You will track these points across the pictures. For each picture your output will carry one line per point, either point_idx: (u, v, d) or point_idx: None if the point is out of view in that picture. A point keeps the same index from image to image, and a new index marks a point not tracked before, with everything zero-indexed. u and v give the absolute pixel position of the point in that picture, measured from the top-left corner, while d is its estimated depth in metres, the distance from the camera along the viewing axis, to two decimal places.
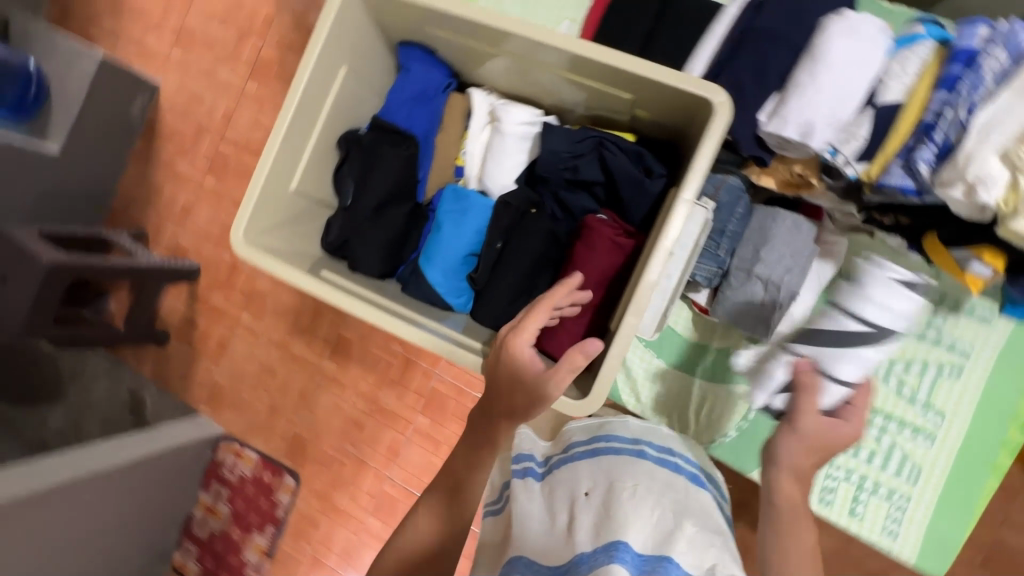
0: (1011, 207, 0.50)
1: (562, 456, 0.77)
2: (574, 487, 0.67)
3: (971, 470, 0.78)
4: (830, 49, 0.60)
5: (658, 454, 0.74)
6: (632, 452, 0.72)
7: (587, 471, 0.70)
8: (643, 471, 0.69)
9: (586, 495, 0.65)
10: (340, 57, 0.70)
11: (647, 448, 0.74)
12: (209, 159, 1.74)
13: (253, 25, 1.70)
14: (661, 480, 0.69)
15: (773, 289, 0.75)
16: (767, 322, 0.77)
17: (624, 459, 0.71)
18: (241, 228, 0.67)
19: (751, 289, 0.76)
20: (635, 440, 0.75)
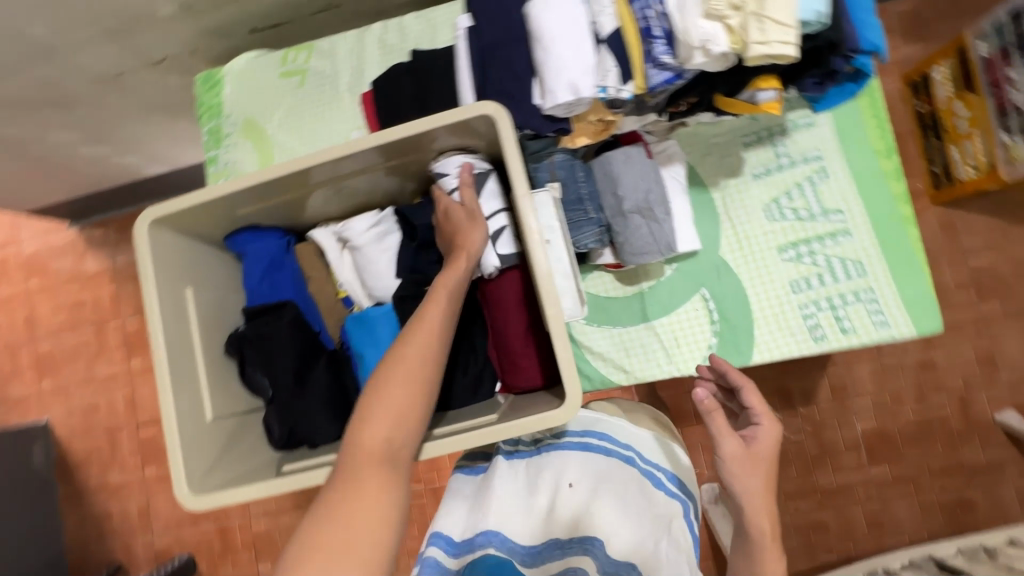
0: (740, 43, 0.59)
1: (549, 443, 0.78)
2: (561, 474, 0.74)
3: (894, 234, 0.86)
4: (544, 24, 0.69)
5: (647, 466, 0.76)
6: (623, 457, 0.76)
7: (580, 465, 0.74)
8: (632, 481, 0.73)
9: (570, 486, 0.72)
10: (181, 284, 0.71)
11: (636, 456, 0.77)
12: (137, 453, 1.66)
13: (103, 312, 1.69)
14: (649, 493, 0.73)
15: (649, 208, 0.81)
16: (665, 234, 0.82)
17: (616, 464, 0.75)
18: (184, 486, 0.65)
19: (636, 219, 0.81)
20: (625, 443, 0.78)
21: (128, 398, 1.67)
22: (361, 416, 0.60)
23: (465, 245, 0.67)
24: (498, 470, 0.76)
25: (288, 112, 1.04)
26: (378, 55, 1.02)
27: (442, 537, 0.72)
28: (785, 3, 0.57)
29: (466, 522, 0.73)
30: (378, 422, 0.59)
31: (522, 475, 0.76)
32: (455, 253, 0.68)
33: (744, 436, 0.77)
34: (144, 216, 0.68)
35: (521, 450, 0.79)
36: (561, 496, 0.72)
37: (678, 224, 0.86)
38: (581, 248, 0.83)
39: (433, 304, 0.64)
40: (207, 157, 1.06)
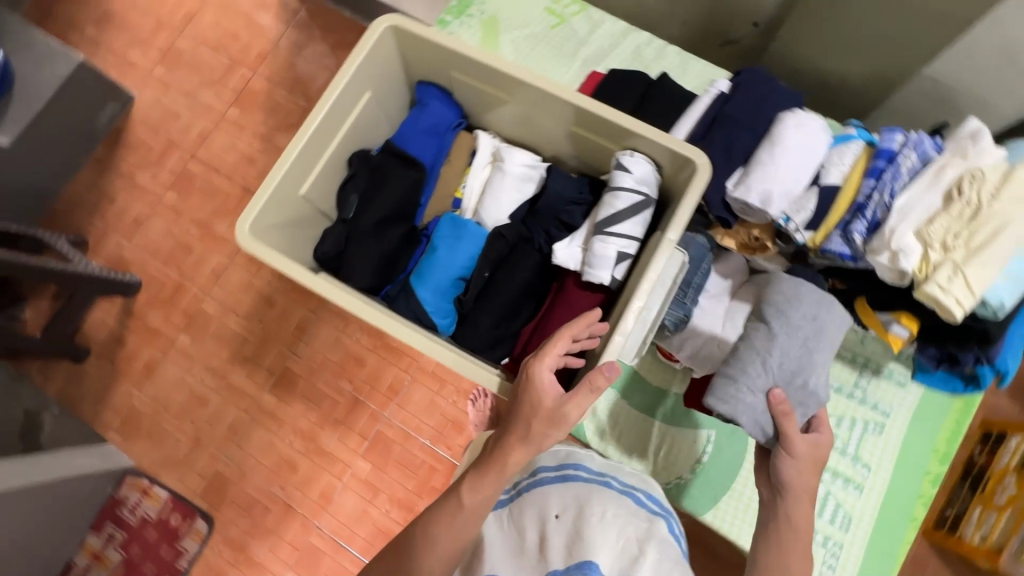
0: (924, 273, 0.62)
1: (528, 480, 0.82)
2: (545, 508, 0.74)
3: (894, 521, 0.86)
4: (785, 137, 0.73)
5: (623, 486, 0.78)
6: (599, 482, 0.77)
7: (558, 494, 0.76)
8: (611, 501, 0.74)
9: (555, 518, 0.72)
10: (367, 83, 0.77)
11: (612, 480, 0.78)
12: (174, 174, 1.78)
13: (245, 58, 1.83)
14: (626, 508, 0.74)
15: (813, 403, 0.70)
16: (773, 437, 0.68)
17: (589, 486, 0.76)
18: (248, 221, 0.69)
19: (748, 419, 0.68)
20: (600, 471, 0.80)
21: (203, 131, 1.79)
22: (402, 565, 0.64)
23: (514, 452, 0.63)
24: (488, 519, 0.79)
25: (525, 37, 1.10)
26: (625, 56, 1.08)
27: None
28: (983, 276, 0.60)
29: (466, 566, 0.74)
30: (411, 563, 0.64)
31: (509, 521, 0.77)
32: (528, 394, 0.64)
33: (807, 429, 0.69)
34: (392, 16, 0.74)
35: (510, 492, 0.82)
36: (546, 527, 0.72)
37: None
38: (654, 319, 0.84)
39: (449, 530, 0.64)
40: (441, 18, 1.13)
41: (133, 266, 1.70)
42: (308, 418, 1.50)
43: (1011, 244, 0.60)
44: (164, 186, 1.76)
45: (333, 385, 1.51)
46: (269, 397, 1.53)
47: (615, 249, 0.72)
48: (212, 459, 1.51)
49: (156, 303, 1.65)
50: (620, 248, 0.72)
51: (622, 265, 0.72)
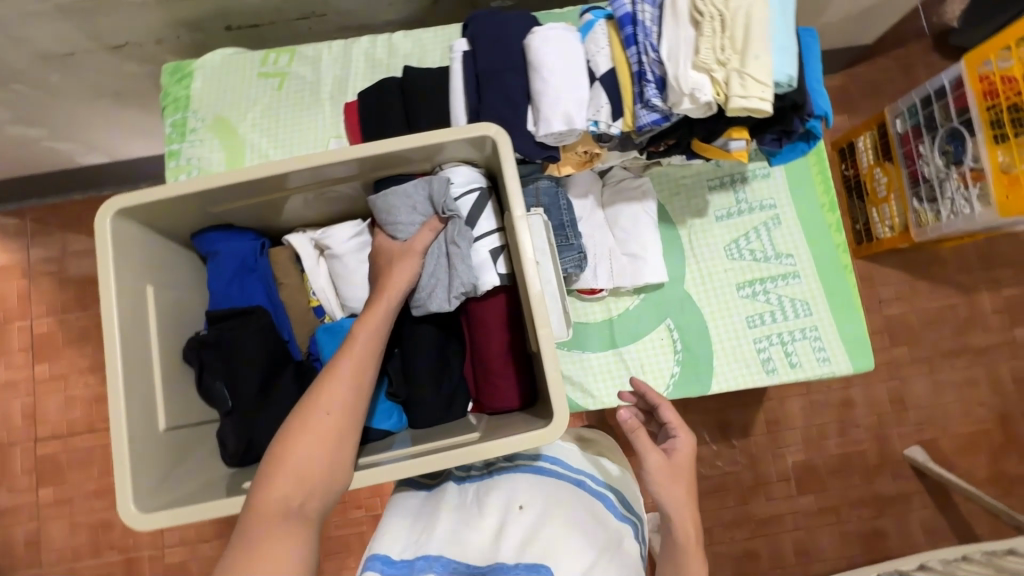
0: (723, 95, 0.65)
1: (503, 465, 0.79)
2: (512, 498, 0.71)
3: (835, 279, 0.95)
4: (543, 58, 0.72)
5: (595, 486, 0.82)
6: (573, 480, 0.79)
7: (533, 486, 0.74)
8: (584, 505, 0.75)
9: (520, 509, 0.70)
10: (140, 280, 0.66)
11: (586, 480, 0.81)
12: (31, 470, 1.51)
13: (7, 312, 1.55)
14: (594, 512, 0.75)
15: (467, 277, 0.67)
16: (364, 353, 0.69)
17: (566, 485, 0.77)
18: (129, 503, 0.59)
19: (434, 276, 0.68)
20: (577, 468, 0.83)
21: (26, 409, 1.52)
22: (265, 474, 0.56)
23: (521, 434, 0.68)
24: (448, 493, 0.77)
25: (262, 113, 1.01)
26: (364, 68, 1.01)
27: (379, 558, 0.65)
28: (763, 66, 0.63)
29: (409, 543, 0.68)
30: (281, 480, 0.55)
31: (473, 500, 0.75)
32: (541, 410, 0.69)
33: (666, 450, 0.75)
34: (109, 203, 0.62)
35: (474, 476, 0.80)
36: (507, 515, 0.69)
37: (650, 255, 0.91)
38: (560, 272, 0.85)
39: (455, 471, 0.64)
40: (168, 150, 1.00)
41: None
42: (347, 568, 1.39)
43: (763, 26, 0.64)
44: (30, 489, 1.49)
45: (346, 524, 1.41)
46: None
47: (487, 249, 0.69)
48: None
49: None
50: (490, 246, 0.69)
51: (501, 260, 0.70)
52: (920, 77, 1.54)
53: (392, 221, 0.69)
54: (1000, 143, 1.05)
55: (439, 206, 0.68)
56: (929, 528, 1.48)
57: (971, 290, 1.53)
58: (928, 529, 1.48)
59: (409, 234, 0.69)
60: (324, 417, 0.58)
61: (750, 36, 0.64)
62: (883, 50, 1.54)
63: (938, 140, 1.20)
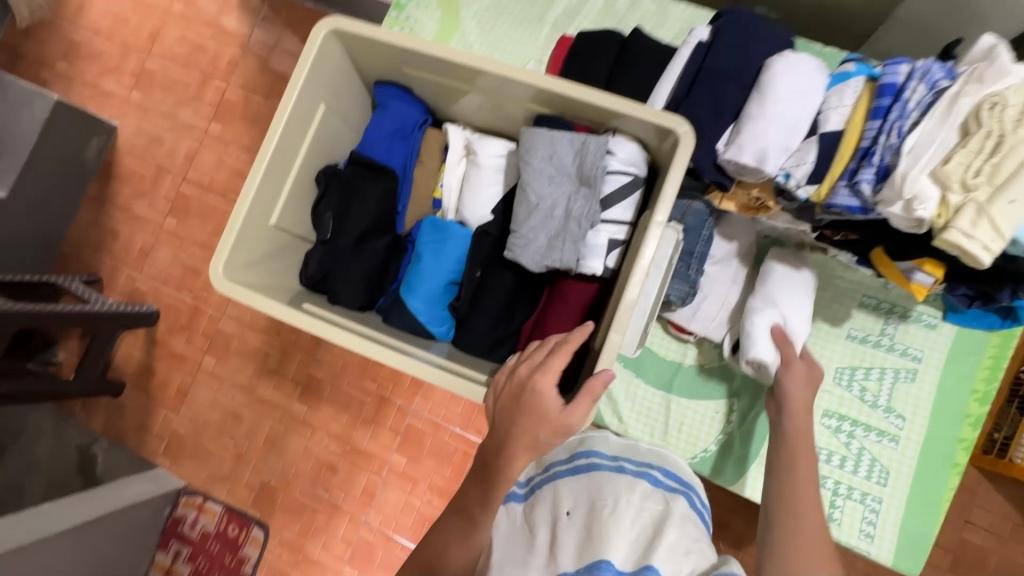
0: (943, 220, 0.56)
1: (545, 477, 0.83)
2: (558, 505, 0.74)
3: (934, 469, 0.82)
4: (775, 85, 0.66)
5: (636, 467, 0.80)
6: (613, 469, 0.79)
7: (573, 489, 0.77)
8: (624, 487, 0.76)
9: (567, 515, 0.72)
10: (319, 96, 0.72)
11: (625, 463, 0.80)
12: (169, 199, 1.78)
13: (215, 70, 1.78)
14: (639, 492, 0.76)
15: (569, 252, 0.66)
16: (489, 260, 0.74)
17: (603, 477, 0.78)
18: (221, 264, 0.68)
19: (538, 231, 0.67)
20: (612, 455, 0.82)
21: (190, 151, 1.78)
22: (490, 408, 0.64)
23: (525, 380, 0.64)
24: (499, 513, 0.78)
25: (486, 8, 1.03)
26: (597, 10, 0.99)
27: None
28: (1011, 214, 0.53)
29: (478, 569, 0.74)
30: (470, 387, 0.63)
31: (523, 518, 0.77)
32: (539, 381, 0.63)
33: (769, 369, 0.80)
34: (331, 19, 0.68)
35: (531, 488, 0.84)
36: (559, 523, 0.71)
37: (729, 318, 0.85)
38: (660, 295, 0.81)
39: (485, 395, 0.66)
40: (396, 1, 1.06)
41: (149, 295, 1.74)
42: (339, 420, 1.53)
43: None
44: (162, 213, 1.77)
45: (358, 386, 1.53)
46: (299, 405, 1.56)
47: (607, 236, 0.67)
48: (256, 470, 1.57)
49: (177, 329, 1.69)
50: (611, 235, 0.67)
51: (614, 253, 0.68)
52: None
53: (527, 156, 0.68)
54: None
55: (585, 174, 0.66)
56: None
57: None
58: None
59: (531, 174, 0.67)
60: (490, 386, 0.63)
61: (1020, 175, 0.53)
62: None
63: None
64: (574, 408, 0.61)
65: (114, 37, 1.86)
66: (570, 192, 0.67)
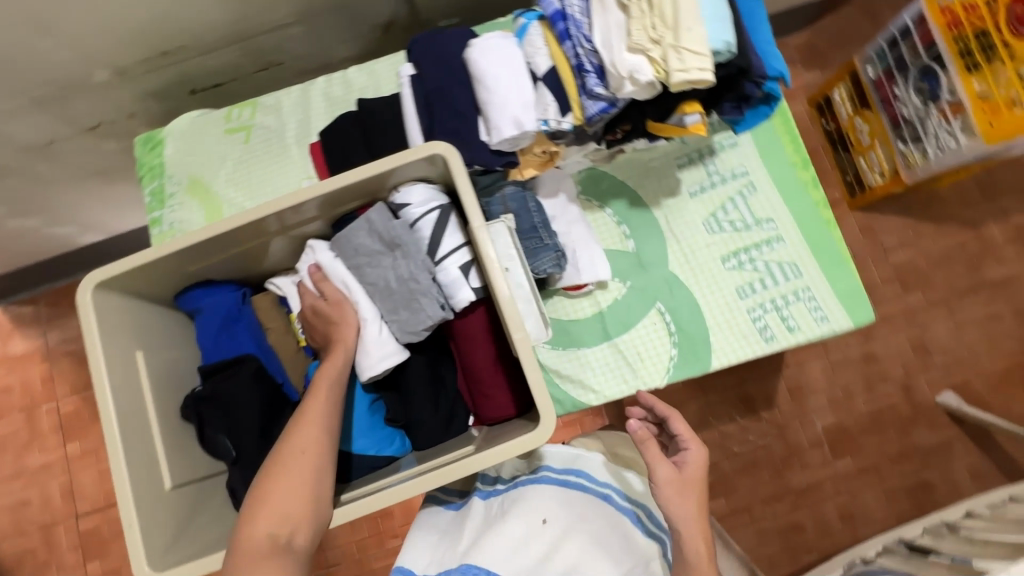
0: (663, 72, 0.64)
1: (527, 477, 0.81)
2: (536, 510, 0.76)
3: (820, 237, 0.93)
4: (483, 68, 0.73)
5: (623, 501, 0.81)
6: (600, 494, 0.80)
7: (553, 499, 0.77)
8: (605, 521, 0.77)
9: (543, 523, 0.74)
10: (129, 347, 0.68)
11: (612, 493, 0.81)
12: (76, 547, 1.55)
13: (34, 397, 1.60)
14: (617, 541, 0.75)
15: (428, 307, 0.68)
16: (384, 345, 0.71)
17: (591, 498, 0.79)
18: (143, 564, 0.61)
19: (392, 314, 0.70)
20: (605, 481, 0.82)
21: (64, 487, 1.57)
22: (258, 498, 0.59)
23: (279, 484, 0.59)
24: (475, 510, 0.79)
25: (234, 168, 1.04)
26: (324, 107, 1.04)
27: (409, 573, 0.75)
28: (697, 36, 0.63)
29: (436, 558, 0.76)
30: (269, 512, 0.58)
31: (496, 512, 0.78)
32: (309, 447, 0.61)
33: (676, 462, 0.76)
34: (88, 277, 0.65)
35: (500, 487, 0.81)
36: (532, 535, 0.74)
37: (591, 251, 0.91)
38: (539, 274, 0.85)
39: (296, 463, 0.60)
40: (152, 217, 1.04)
41: None
42: None
43: None
44: (79, 565, 1.53)
45: (384, 554, 1.41)
46: None
47: (456, 266, 0.69)
48: None
49: None
50: (459, 262, 0.69)
51: (473, 273, 0.70)
52: (887, 18, 1.51)
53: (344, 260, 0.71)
54: (973, 72, 1.03)
55: (387, 241, 0.69)
56: (977, 474, 1.43)
57: (977, 224, 1.49)
58: (976, 475, 1.42)
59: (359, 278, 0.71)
60: (297, 456, 0.60)
61: (681, 8, 0.63)
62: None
63: (912, 78, 1.18)
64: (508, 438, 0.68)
65: None
66: (392, 261, 0.69)
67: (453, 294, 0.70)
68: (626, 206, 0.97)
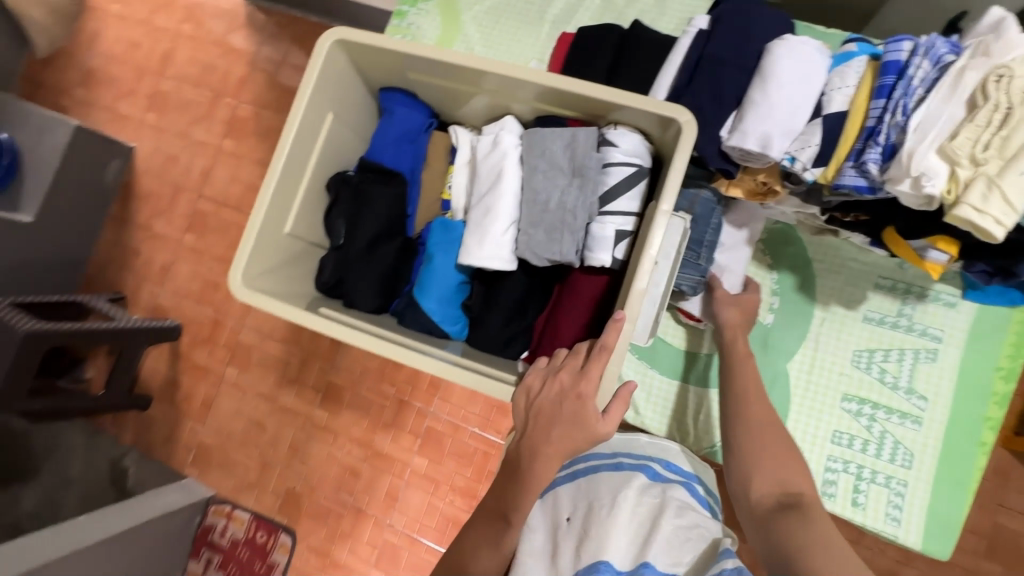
0: (955, 196, 0.55)
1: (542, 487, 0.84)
2: (560, 511, 0.76)
3: (959, 450, 0.81)
4: (777, 68, 0.66)
5: (634, 462, 0.83)
6: (609, 466, 0.83)
7: (568, 496, 0.79)
8: (620, 482, 0.79)
9: (568, 519, 0.74)
10: (328, 106, 0.74)
11: (624, 460, 0.84)
12: (187, 216, 1.83)
13: (227, 87, 1.83)
14: (636, 487, 0.77)
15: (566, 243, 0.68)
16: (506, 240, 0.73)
17: (602, 476, 0.81)
18: (238, 272, 0.70)
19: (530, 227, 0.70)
20: (612, 455, 0.85)
21: (205, 168, 1.82)
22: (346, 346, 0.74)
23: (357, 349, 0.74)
24: None
25: (486, 11, 1.04)
26: (596, 6, 1.00)
27: None
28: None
29: None
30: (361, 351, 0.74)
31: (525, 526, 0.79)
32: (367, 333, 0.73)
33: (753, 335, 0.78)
34: (335, 30, 0.70)
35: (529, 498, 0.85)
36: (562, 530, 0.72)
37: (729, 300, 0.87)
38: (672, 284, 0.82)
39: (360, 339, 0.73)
40: (398, 9, 1.08)
41: (172, 311, 1.78)
42: (360, 426, 1.55)
43: None
44: (181, 230, 1.82)
45: (376, 390, 1.55)
46: (320, 412, 1.59)
47: (614, 228, 0.67)
48: (281, 477, 1.59)
49: (200, 342, 1.73)
50: (618, 226, 0.67)
51: (622, 244, 0.68)
52: None
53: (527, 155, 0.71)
54: None
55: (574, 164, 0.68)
56: None
57: None
58: None
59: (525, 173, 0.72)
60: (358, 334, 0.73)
61: None
62: None
63: None
64: (608, 415, 0.62)
65: (128, 61, 1.92)
66: (564, 185, 0.68)
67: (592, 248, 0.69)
68: (793, 284, 0.88)
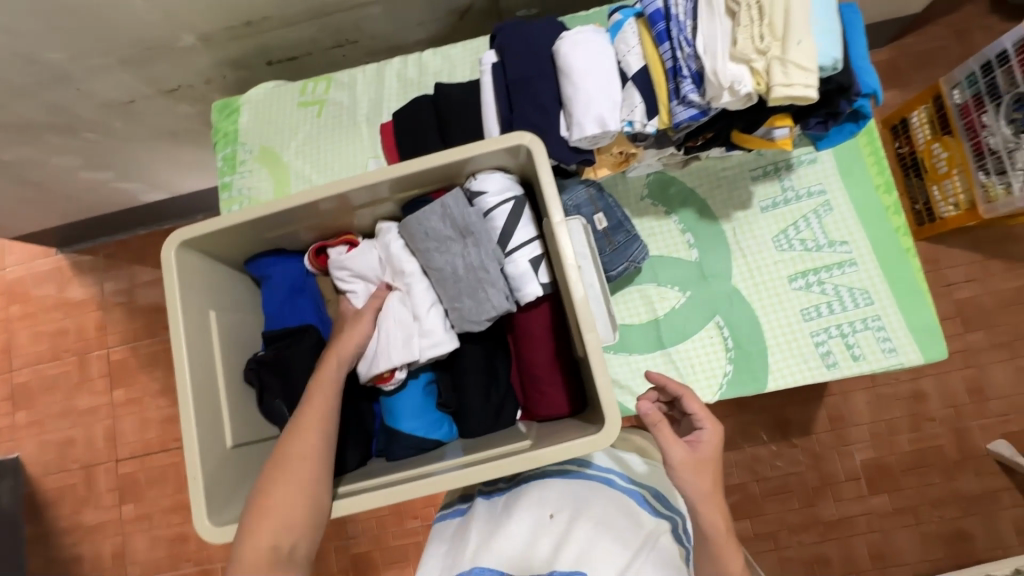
0: (765, 84, 0.62)
1: (529, 477, 0.81)
2: (542, 506, 0.76)
3: (897, 265, 0.89)
4: (572, 62, 0.72)
5: (624, 482, 0.82)
6: (603, 479, 0.81)
7: (559, 492, 0.78)
8: (612, 500, 0.78)
9: (551, 517, 0.74)
10: (203, 306, 0.70)
11: (615, 478, 0.82)
12: (113, 488, 1.62)
13: (88, 342, 1.68)
14: (625, 508, 0.77)
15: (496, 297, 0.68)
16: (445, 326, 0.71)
17: (598, 486, 0.79)
18: (204, 517, 0.62)
19: (459, 302, 0.70)
20: (605, 466, 0.83)
21: (107, 431, 1.64)
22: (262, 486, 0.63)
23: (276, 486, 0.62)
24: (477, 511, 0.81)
25: (303, 142, 1.05)
26: (396, 88, 1.04)
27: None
28: (806, 51, 0.61)
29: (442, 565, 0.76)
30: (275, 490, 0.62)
31: (501, 508, 0.79)
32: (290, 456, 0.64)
33: (689, 441, 0.72)
34: (172, 235, 0.67)
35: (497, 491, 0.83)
36: (541, 528, 0.74)
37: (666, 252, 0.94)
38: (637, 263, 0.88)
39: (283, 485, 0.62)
40: (221, 182, 1.06)
41: None
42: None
43: (804, 11, 0.62)
44: (115, 506, 1.61)
45: (403, 532, 1.43)
46: None
47: (526, 259, 0.69)
48: None
49: None
50: (529, 256, 0.69)
51: (543, 269, 0.69)
52: (978, 41, 1.44)
53: (414, 242, 0.70)
54: None
55: (460, 229, 0.68)
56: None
57: None
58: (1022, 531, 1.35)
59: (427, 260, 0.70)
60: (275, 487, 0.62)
61: (791, 21, 0.62)
62: (927, 19, 1.45)
63: (1004, 108, 1.12)
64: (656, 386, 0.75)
65: None
66: (462, 249, 0.69)
67: (522, 288, 0.69)
68: (693, 215, 0.94)
